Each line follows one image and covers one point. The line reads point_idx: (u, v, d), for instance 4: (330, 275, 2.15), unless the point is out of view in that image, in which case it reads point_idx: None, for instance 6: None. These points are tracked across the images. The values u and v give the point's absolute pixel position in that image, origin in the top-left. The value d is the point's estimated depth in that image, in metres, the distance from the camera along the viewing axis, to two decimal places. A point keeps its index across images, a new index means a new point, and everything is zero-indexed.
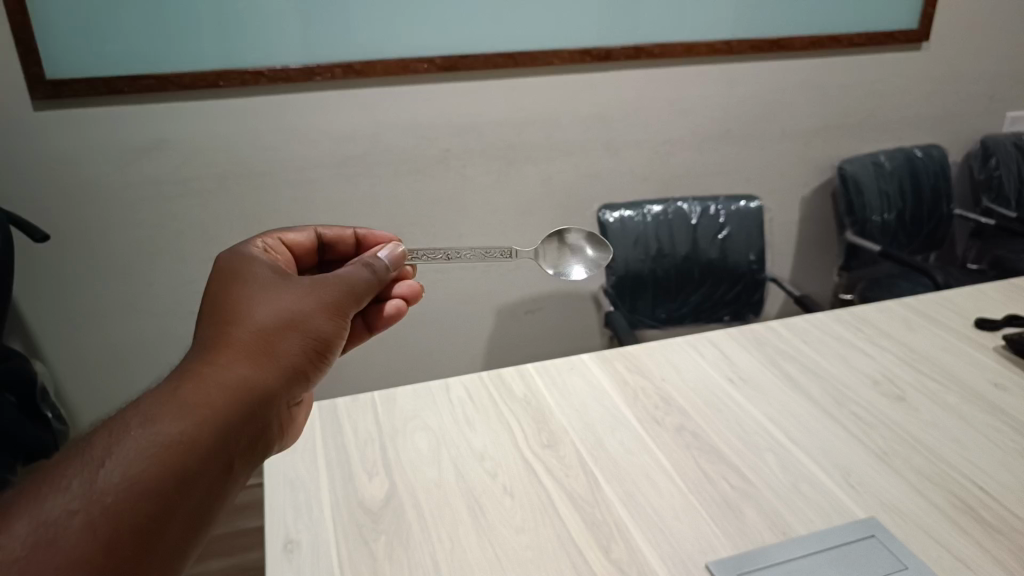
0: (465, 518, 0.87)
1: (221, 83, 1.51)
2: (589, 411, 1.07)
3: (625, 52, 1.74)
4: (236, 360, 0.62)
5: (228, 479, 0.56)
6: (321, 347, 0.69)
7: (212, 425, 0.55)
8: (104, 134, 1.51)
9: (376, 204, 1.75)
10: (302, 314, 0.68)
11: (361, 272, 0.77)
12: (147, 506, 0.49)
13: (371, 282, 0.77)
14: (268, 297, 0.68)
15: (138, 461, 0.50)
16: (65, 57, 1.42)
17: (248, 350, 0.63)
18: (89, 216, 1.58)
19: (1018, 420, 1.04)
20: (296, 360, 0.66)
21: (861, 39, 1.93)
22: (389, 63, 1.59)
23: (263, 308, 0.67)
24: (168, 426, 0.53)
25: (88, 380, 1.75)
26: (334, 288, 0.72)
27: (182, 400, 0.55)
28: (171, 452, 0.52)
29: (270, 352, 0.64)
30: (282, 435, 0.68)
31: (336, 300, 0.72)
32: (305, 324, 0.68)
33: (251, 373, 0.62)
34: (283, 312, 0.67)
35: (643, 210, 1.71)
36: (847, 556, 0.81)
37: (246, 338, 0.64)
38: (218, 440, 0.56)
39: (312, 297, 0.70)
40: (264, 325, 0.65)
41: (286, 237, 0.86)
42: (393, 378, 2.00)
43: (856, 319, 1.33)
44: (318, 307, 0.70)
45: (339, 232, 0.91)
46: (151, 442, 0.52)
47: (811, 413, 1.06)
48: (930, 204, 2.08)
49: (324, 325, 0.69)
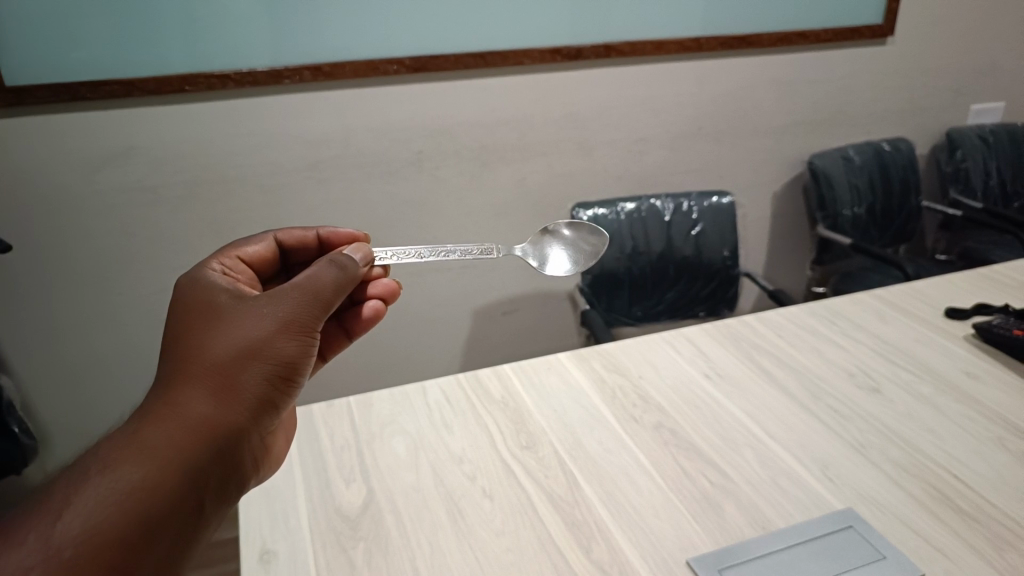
0: (445, 524, 0.86)
1: (187, 87, 1.48)
2: (567, 412, 1.06)
3: (595, 51, 1.74)
4: (195, 401, 0.60)
5: (194, 529, 0.56)
6: (288, 371, 0.66)
7: (171, 468, 0.55)
8: (70, 141, 1.47)
9: (349, 207, 1.73)
10: (263, 338, 0.66)
11: (327, 277, 0.72)
12: (106, 559, 0.49)
13: (339, 288, 0.72)
14: (228, 324, 0.66)
15: (94, 514, 0.50)
16: (27, 63, 1.38)
17: (207, 386, 0.61)
18: (54, 225, 1.54)
19: (989, 408, 1.06)
20: (261, 388, 0.64)
21: (828, 35, 1.95)
22: (358, 64, 1.57)
23: (223, 336, 0.64)
24: (121, 485, 0.52)
25: (58, 393, 1.71)
26: (300, 302, 0.69)
27: (134, 453, 0.54)
28: (125, 513, 0.51)
29: (230, 385, 0.62)
30: (257, 467, 0.67)
31: (303, 316, 0.68)
32: (267, 348, 0.65)
33: (213, 409, 0.60)
34: (243, 339, 0.65)
35: (617, 208, 1.71)
36: (827, 548, 0.81)
37: (204, 373, 0.62)
38: (177, 490, 0.54)
39: (273, 315, 0.67)
40: (223, 356, 0.63)
41: (244, 252, 0.83)
42: (370, 383, 1.99)
43: (829, 313, 1.34)
44: (282, 328, 0.67)
45: (301, 234, 0.90)
46: (108, 494, 0.51)
47: (789, 407, 1.07)
48: (898, 196, 2.10)
49: (290, 346, 0.67)
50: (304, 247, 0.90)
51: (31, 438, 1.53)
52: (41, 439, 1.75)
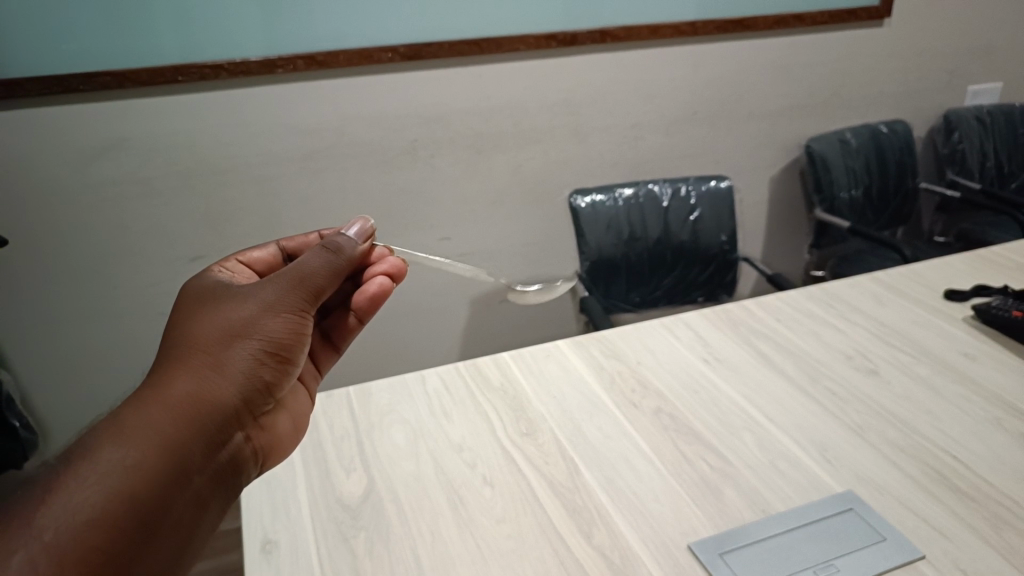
0: (445, 512, 0.86)
1: (179, 77, 1.47)
2: (566, 398, 1.06)
3: (590, 37, 1.73)
4: (181, 380, 0.60)
5: (187, 503, 0.55)
6: (276, 349, 0.66)
7: (155, 447, 0.54)
8: (63, 133, 1.46)
9: (345, 197, 1.73)
10: (249, 318, 0.66)
11: (315, 259, 0.72)
12: (91, 536, 0.48)
13: (328, 269, 0.72)
14: (215, 309, 0.66)
15: (78, 492, 0.49)
16: (18, 55, 1.37)
17: (194, 366, 0.61)
18: (49, 218, 1.53)
19: (988, 389, 1.06)
20: (249, 367, 0.64)
21: (824, 17, 1.93)
22: (352, 53, 1.56)
23: (209, 320, 0.65)
24: (108, 459, 0.52)
25: (57, 387, 1.71)
26: (284, 283, 0.69)
27: (122, 430, 0.54)
28: (113, 483, 0.51)
29: (217, 365, 0.62)
30: (255, 452, 0.66)
31: (289, 298, 0.68)
32: (254, 328, 0.65)
33: (200, 390, 0.60)
34: (228, 320, 0.65)
35: (614, 194, 1.70)
36: (827, 530, 0.82)
37: (190, 354, 0.62)
38: (165, 463, 0.54)
39: (259, 299, 0.67)
40: (209, 337, 0.63)
41: (246, 257, 0.83)
42: (370, 372, 1.99)
43: (827, 296, 1.34)
44: (268, 310, 0.67)
45: (304, 239, 0.89)
46: (91, 473, 0.50)
47: (788, 390, 1.07)
48: (895, 179, 2.10)
49: (276, 324, 0.66)
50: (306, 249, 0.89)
51: (31, 432, 1.54)
52: (42, 433, 1.76)
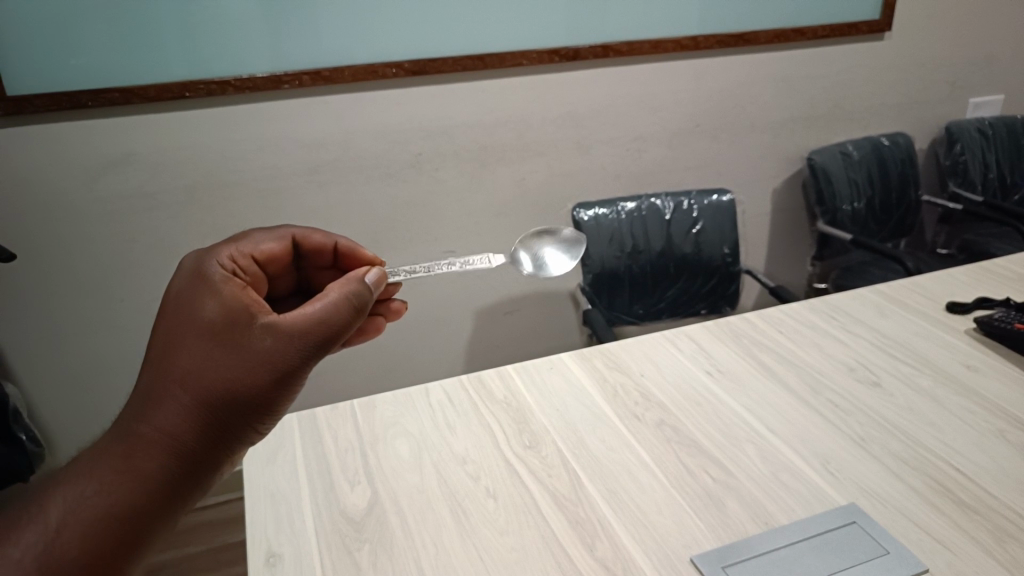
0: (449, 524, 0.86)
1: (186, 93, 1.49)
2: (569, 410, 1.07)
3: (593, 51, 1.75)
4: (175, 436, 0.59)
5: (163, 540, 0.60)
6: (272, 408, 0.65)
7: (150, 497, 0.57)
8: (69, 150, 1.48)
9: (351, 210, 1.74)
10: (254, 376, 0.63)
11: (331, 316, 0.68)
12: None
13: (339, 329, 0.68)
14: (222, 350, 0.63)
15: (76, 535, 0.54)
16: (29, 71, 1.39)
17: (187, 418, 0.60)
18: (60, 233, 1.55)
19: (992, 401, 1.06)
20: (244, 425, 0.63)
21: (825, 31, 1.95)
22: (357, 68, 1.58)
23: (213, 364, 0.62)
24: (101, 523, 0.55)
25: (65, 400, 1.73)
26: (296, 340, 0.65)
27: (119, 480, 0.57)
28: (93, 558, 0.54)
29: (211, 422, 0.61)
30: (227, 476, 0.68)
31: (298, 362, 0.65)
32: (255, 390, 0.63)
33: (195, 443, 0.60)
34: (234, 373, 0.62)
35: (617, 207, 1.72)
36: (830, 542, 0.82)
37: (188, 406, 0.60)
38: (145, 532, 0.57)
39: (271, 356, 0.64)
40: (210, 393, 0.61)
41: (263, 247, 0.81)
42: (375, 385, 1.99)
43: (828, 308, 1.34)
44: (274, 372, 0.64)
45: (321, 240, 0.87)
46: (96, 514, 0.55)
47: (791, 403, 1.07)
48: (898, 191, 2.10)
49: (275, 389, 0.64)
50: (316, 251, 0.87)
51: (37, 445, 1.55)
52: (47, 445, 1.76)
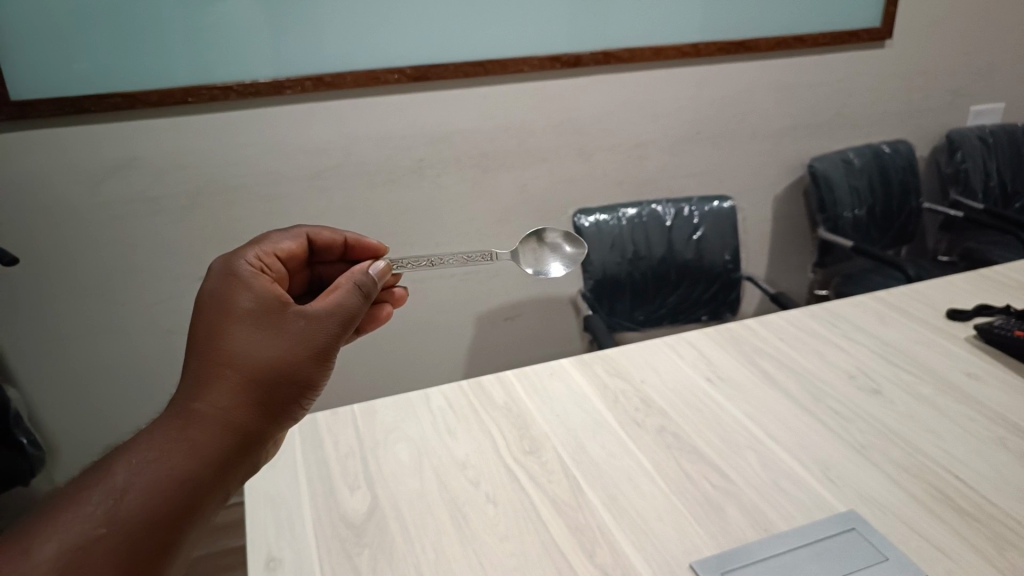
0: (449, 529, 0.86)
1: (189, 99, 1.50)
2: (569, 416, 1.07)
3: (595, 58, 1.75)
4: (230, 408, 0.60)
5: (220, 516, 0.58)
6: (309, 390, 0.66)
7: (213, 466, 0.57)
8: (73, 154, 1.49)
9: (353, 215, 1.74)
10: (295, 356, 0.65)
11: (350, 301, 0.71)
12: (156, 542, 0.52)
13: (357, 314, 0.71)
14: (261, 333, 0.64)
15: (147, 498, 0.53)
16: (33, 76, 1.40)
17: (240, 393, 0.61)
18: (63, 236, 1.56)
19: (992, 409, 1.06)
20: (288, 403, 0.64)
21: (826, 39, 1.95)
22: (359, 74, 1.59)
23: (257, 343, 0.63)
24: (171, 488, 0.54)
25: (65, 404, 1.73)
26: (326, 325, 0.68)
27: (181, 448, 0.56)
28: (165, 521, 0.53)
29: (261, 399, 0.62)
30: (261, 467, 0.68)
31: (329, 344, 0.67)
32: (297, 369, 0.64)
33: (248, 418, 0.61)
34: (276, 354, 0.64)
35: (618, 214, 1.72)
36: (831, 549, 0.82)
37: (239, 382, 0.61)
38: (208, 500, 0.56)
39: (306, 338, 0.66)
40: (257, 372, 0.62)
41: (281, 245, 0.81)
42: (376, 390, 2.00)
43: (829, 315, 1.34)
44: (310, 352, 0.66)
45: (330, 237, 0.87)
46: (166, 480, 0.54)
47: (791, 410, 1.07)
48: (899, 198, 2.11)
49: (314, 369, 0.66)
50: (328, 248, 0.87)
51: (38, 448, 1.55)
52: (47, 449, 1.76)
